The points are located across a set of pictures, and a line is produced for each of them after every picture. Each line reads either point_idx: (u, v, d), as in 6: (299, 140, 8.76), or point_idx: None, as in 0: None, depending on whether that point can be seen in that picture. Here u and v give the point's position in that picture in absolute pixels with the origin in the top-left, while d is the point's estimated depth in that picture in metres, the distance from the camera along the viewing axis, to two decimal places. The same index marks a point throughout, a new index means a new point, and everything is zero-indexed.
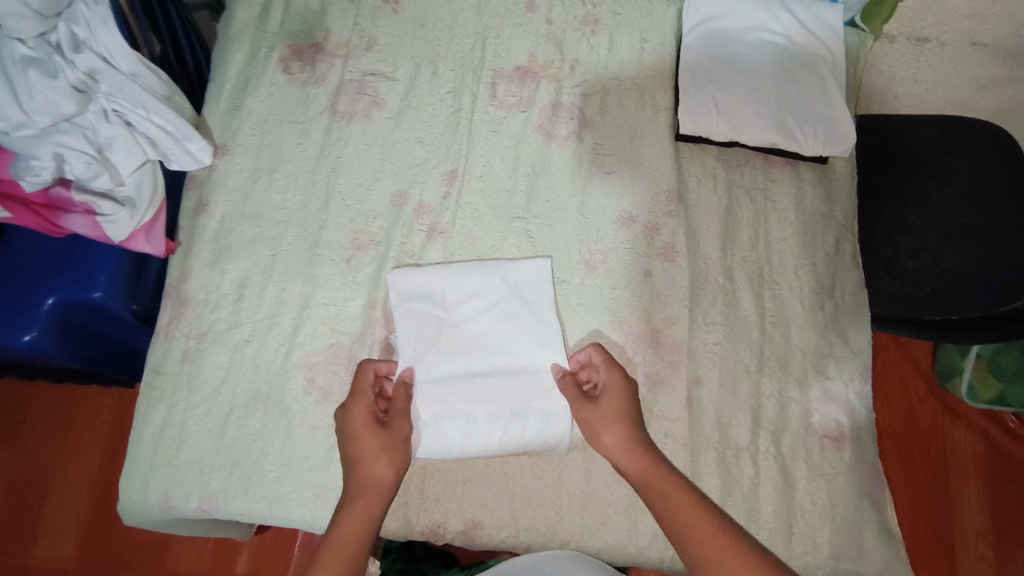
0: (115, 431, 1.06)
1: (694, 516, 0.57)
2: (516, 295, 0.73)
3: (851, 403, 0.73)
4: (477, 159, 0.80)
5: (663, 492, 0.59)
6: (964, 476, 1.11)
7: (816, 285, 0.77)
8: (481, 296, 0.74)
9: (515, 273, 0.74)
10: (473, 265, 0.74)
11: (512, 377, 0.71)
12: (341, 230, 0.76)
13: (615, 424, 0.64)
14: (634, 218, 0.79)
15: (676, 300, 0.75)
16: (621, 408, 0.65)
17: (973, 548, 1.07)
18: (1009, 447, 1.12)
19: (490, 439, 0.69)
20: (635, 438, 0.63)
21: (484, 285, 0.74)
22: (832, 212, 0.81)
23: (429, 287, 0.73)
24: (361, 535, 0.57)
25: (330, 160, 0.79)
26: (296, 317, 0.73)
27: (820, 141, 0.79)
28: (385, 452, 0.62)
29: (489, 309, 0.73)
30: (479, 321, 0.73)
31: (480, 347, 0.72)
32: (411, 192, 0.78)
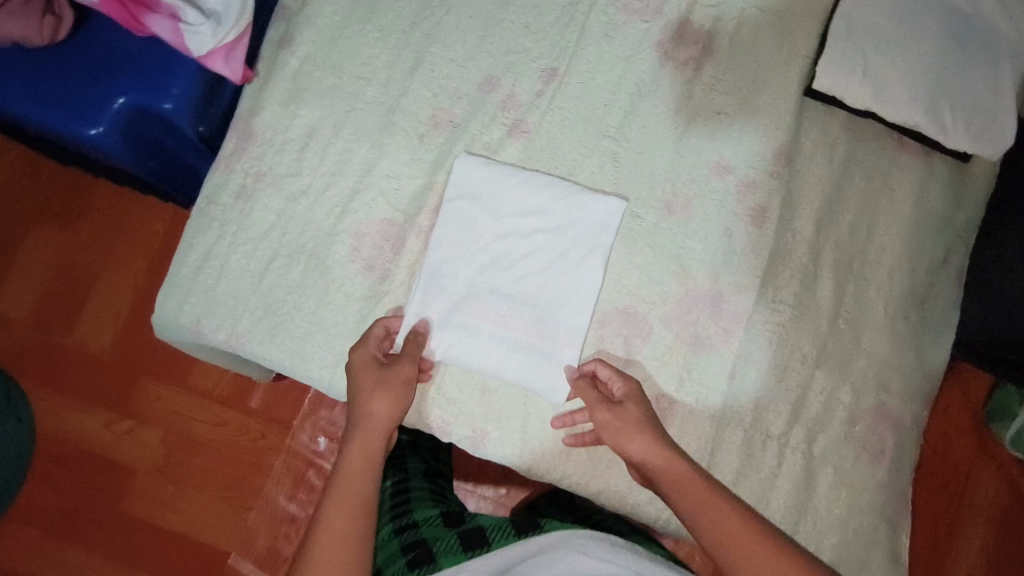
0: (165, 247, 1.09)
1: (726, 522, 0.54)
2: (575, 225, 0.69)
3: (901, 424, 0.69)
4: (581, 63, 0.73)
5: (688, 497, 0.56)
6: (976, 518, 1.00)
7: (906, 293, 0.71)
8: (535, 218, 0.69)
9: (581, 206, 0.69)
10: (538, 181, 0.69)
11: (538, 308, 0.67)
12: (421, 103, 0.72)
13: (637, 427, 0.61)
14: (732, 169, 0.72)
15: (751, 267, 0.70)
16: (641, 414, 0.62)
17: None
18: None
19: (491, 363, 0.66)
20: (663, 446, 0.60)
21: (546, 204, 0.69)
22: (951, 219, 0.73)
23: (491, 185, 0.69)
24: (364, 474, 0.58)
25: (427, 24, 0.73)
26: (356, 181, 0.70)
27: (969, 134, 0.69)
28: (378, 388, 0.61)
29: (538, 234, 0.69)
30: (526, 242, 0.69)
31: (515, 269, 0.68)
32: (503, 80, 0.72)
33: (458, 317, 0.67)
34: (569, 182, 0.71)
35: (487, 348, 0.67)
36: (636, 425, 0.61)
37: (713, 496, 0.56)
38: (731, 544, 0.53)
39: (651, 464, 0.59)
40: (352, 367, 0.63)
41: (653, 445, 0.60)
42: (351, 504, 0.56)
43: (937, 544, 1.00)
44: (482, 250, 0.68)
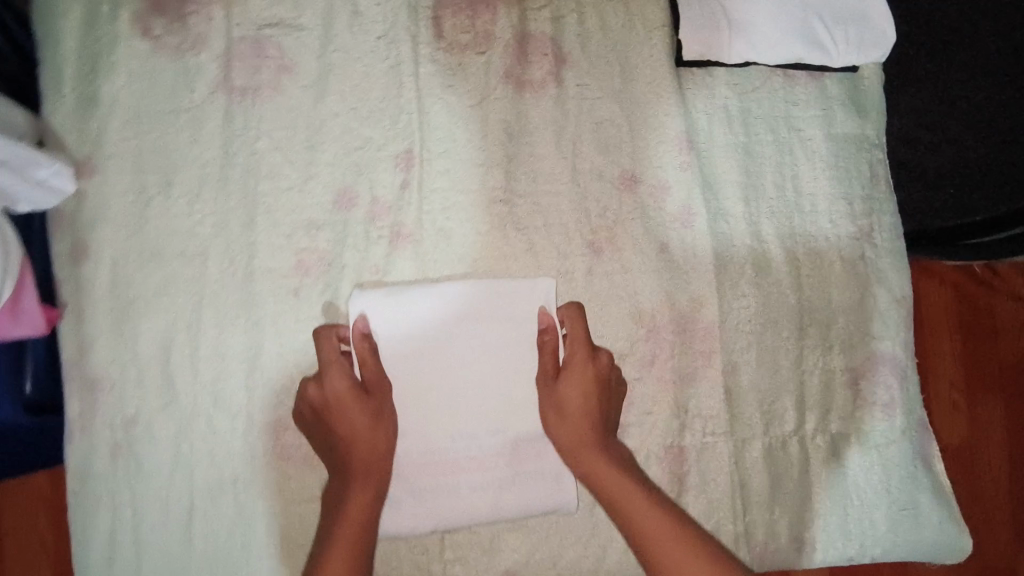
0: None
1: (641, 508, 0.54)
2: (513, 329, 0.60)
3: (899, 361, 0.67)
4: (435, 129, 0.62)
5: (602, 472, 0.56)
6: (937, 331, 0.99)
7: (854, 230, 0.67)
8: (471, 334, 0.60)
9: (514, 301, 0.60)
10: (461, 294, 0.60)
11: (513, 432, 0.60)
12: (277, 254, 0.59)
13: (583, 392, 0.58)
14: (640, 177, 0.64)
15: (701, 276, 0.64)
16: (593, 381, 0.58)
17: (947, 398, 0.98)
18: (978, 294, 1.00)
19: (482, 510, 0.59)
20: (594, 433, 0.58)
21: (472, 317, 0.60)
22: (863, 132, 0.68)
23: (409, 315, 0.59)
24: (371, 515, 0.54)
25: (241, 159, 0.59)
26: (248, 376, 0.58)
27: (853, 46, 0.64)
28: (374, 421, 0.55)
29: (480, 351, 0.60)
30: (473, 362, 0.60)
31: (469, 400, 0.59)
32: (359, 187, 0.61)
33: (429, 479, 0.59)
34: (492, 275, 0.61)
35: (474, 497, 0.59)
36: (565, 404, 0.58)
37: (620, 470, 0.57)
38: (628, 505, 0.55)
39: (572, 438, 0.58)
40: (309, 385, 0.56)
41: (589, 419, 0.58)
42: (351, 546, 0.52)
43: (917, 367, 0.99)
44: (425, 393, 0.59)
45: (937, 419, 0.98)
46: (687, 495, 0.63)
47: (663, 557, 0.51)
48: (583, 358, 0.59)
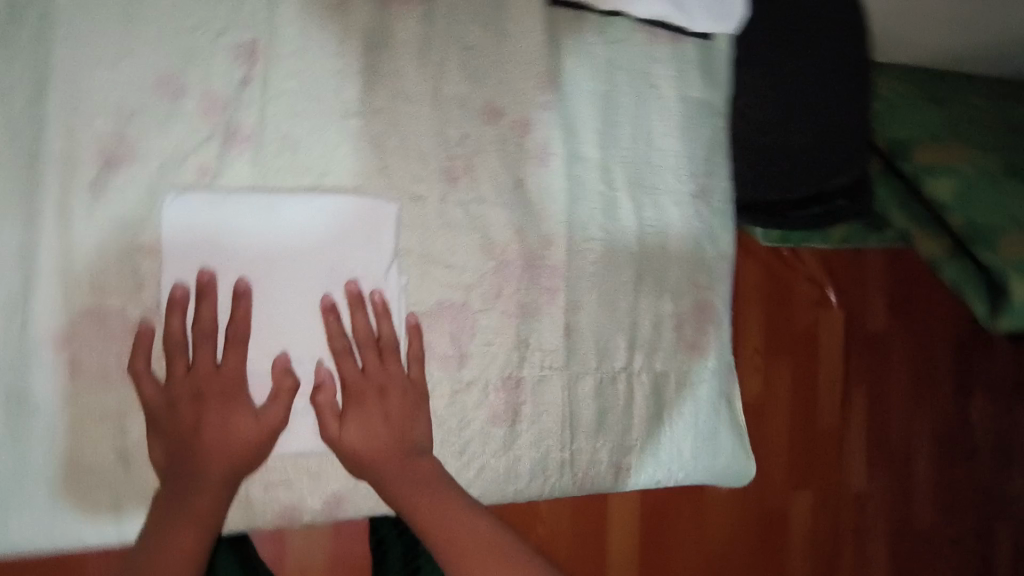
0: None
1: (410, 488, 0.56)
2: (346, 258, 0.57)
3: (718, 310, 0.73)
4: (286, 23, 0.56)
5: (373, 440, 0.56)
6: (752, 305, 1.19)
7: (695, 189, 0.71)
8: (312, 247, 0.55)
9: (355, 224, 0.56)
10: (305, 206, 0.55)
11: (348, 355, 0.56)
12: (75, 134, 0.50)
13: (366, 387, 0.56)
14: (502, 110, 0.63)
15: (552, 215, 0.65)
16: (386, 371, 0.57)
17: (751, 363, 1.20)
18: (783, 273, 1.20)
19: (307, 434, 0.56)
20: (382, 412, 0.56)
21: (303, 242, 0.55)
22: (713, 100, 0.72)
23: (242, 221, 0.53)
24: (220, 431, 0.52)
25: (32, 17, 0.49)
26: (23, 273, 0.49)
27: (708, 14, 0.67)
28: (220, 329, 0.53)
29: (320, 266, 0.56)
30: (300, 282, 0.55)
31: (303, 316, 0.55)
32: (188, 75, 0.53)
33: None
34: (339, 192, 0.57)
35: (298, 428, 0.56)
36: (373, 387, 0.56)
37: (398, 454, 0.56)
38: (400, 482, 0.56)
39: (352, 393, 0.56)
40: (186, 377, 0.52)
41: (375, 412, 0.56)
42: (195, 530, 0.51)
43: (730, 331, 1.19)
44: (253, 304, 0.54)
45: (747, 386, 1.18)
46: (520, 426, 0.64)
47: (446, 533, 0.54)
48: (372, 350, 0.57)
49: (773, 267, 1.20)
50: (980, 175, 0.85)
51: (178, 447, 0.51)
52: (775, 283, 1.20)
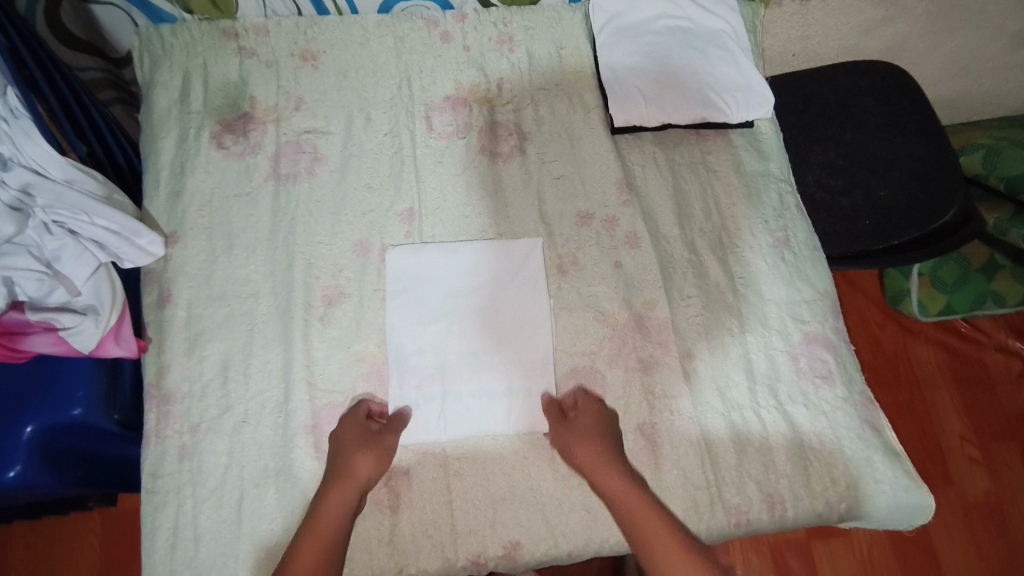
0: (121, 515, 1.05)
1: (654, 521, 0.64)
2: (499, 303, 0.76)
3: (832, 340, 0.78)
4: (429, 192, 0.81)
5: (596, 464, 0.67)
6: (933, 383, 1.26)
7: (773, 241, 0.82)
8: (478, 320, 0.75)
9: (502, 270, 0.78)
10: (474, 282, 0.77)
11: (465, 344, 0.75)
12: (310, 288, 0.76)
13: (586, 444, 0.68)
14: (592, 214, 0.81)
15: (650, 283, 0.78)
16: (582, 427, 0.69)
17: (962, 452, 1.21)
18: (964, 349, 1.28)
19: (482, 482, 0.70)
20: (607, 457, 0.67)
21: (469, 292, 0.77)
22: (768, 169, 0.86)
23: (425, 286, 0.76)
24: (342, 510, 0.65)
25: (285, 223, 0.79)
26: (285, 384, 0.72)
27: (743, 107, 0.85)
28: (365, 448, 0.68)
29: (481, 336, 0.75)
30: (472, 327, 0.75)
31: (477, 366, 0.74)
32: (372, 239, 0.79)
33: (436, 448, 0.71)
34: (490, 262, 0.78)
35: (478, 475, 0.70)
36: (590, 435, 0.69)
37: (632, 485, 0.66)
38: (648, 528, 0.63)
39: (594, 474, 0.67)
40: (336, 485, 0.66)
41: (595, 453, 0.68)
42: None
43: (913, 408, 1.25)
44: (421, 354, 0.74)
45: (951, 464, 1.20)
46: (663, 467, 0.71)
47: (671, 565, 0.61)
48: (584, 429, 0.69)
49: (945, 341, 1.29)
50: None
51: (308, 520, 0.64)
52: (956, 360, 1.28)
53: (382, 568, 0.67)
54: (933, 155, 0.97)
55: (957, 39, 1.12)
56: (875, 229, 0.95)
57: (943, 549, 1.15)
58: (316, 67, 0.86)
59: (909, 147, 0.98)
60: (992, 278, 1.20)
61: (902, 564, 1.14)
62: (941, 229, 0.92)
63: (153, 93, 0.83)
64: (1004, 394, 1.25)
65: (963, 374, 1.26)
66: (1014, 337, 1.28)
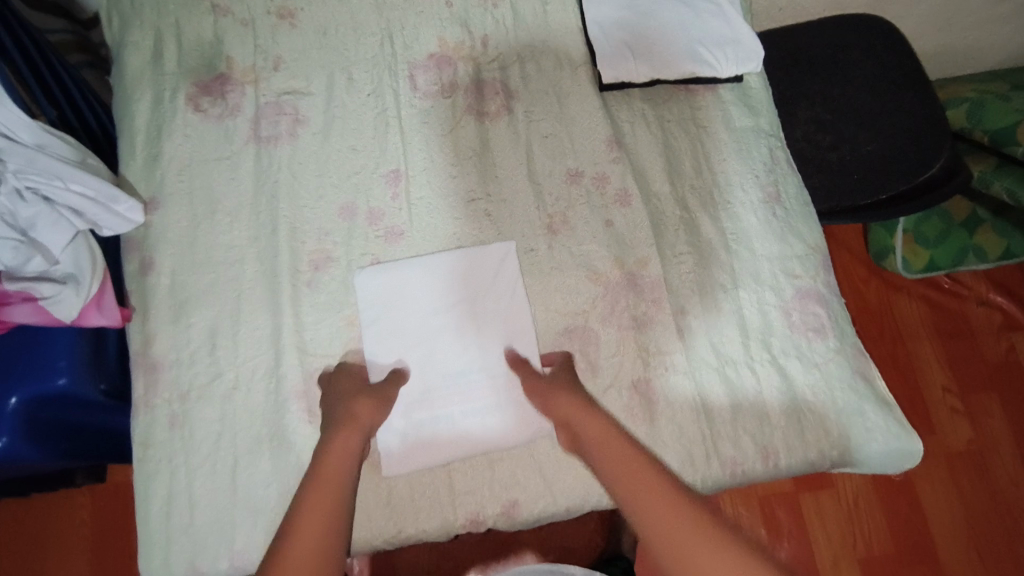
0: (112, 491, 1.04)
1: (620, 452, 0.58)
2: (479, 296, 0.74)
3: (823, 293, 0.78)
4: (415, 153, 0.79)
5: (573, 410, 0.64)
6: (916, 338, 1.28)
7: (764, 196, 0.81)
8: (459, 313, 0.73)
9: (480, 262, 0.75)
10: (452, 284, 0.74)
11: (448, 338, 0.73)
12: (297, 253, 0.75)
13: (563, 386, 0.68)
14: (582, 172, 0.80)
15: (642, 240, 0.78)
16: (557, 376, 0.69)
17: (944, 404, 1.24)
18: (947, 304, 1.30)
19: (475, 443, 0.70)
20: (583, 402, 0.65)
21: (447, 287, 0.74)
22: (758, 124, 0.85)
23: (404, 283, 0.74)
24: (348, 459, 0.59)
25: (268, 188, 0.77)
26: (275, 350, 0.71)
27: (732, 61, 0.83)
28: (365, 397, 0.67)
29: (464, 331, 0.73)
30: (454, 321, 0.73)
31: (460, 360, 0.72)
32: (358, 202, 0.77)
33: (427, 426, 0.70)
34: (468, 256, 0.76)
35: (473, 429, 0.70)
36: (562, 383, 0.68)
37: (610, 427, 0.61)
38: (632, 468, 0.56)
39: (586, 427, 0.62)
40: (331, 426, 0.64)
41: (570, 399, 0.66)
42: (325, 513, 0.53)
43: (897, 363, 1.27)
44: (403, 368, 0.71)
45: (933, 416, 1.23)
46: (658, 423, 0.72)
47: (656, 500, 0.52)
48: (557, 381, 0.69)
49: (929, 297, 1.30)
50: None
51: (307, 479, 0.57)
52: (939, 314, 1.29)
53: (381, 529, 0.67)
54: (920, 109, 0.96)
55: None
56: (863, 184, 0.95)
57: (926, 497, 1.18)
58: (293, 25, 0.82)
59: (899, 100, 0.97)
60: (974, 232, 1.21)
61: (886, 512, 1.17)
62: (928, 184, 0.92)
63: (124, 54, 0.80)
64: (985, 346, 1.27)
65: (945, 329, 1.28)
66: (991, 290, 1.30)
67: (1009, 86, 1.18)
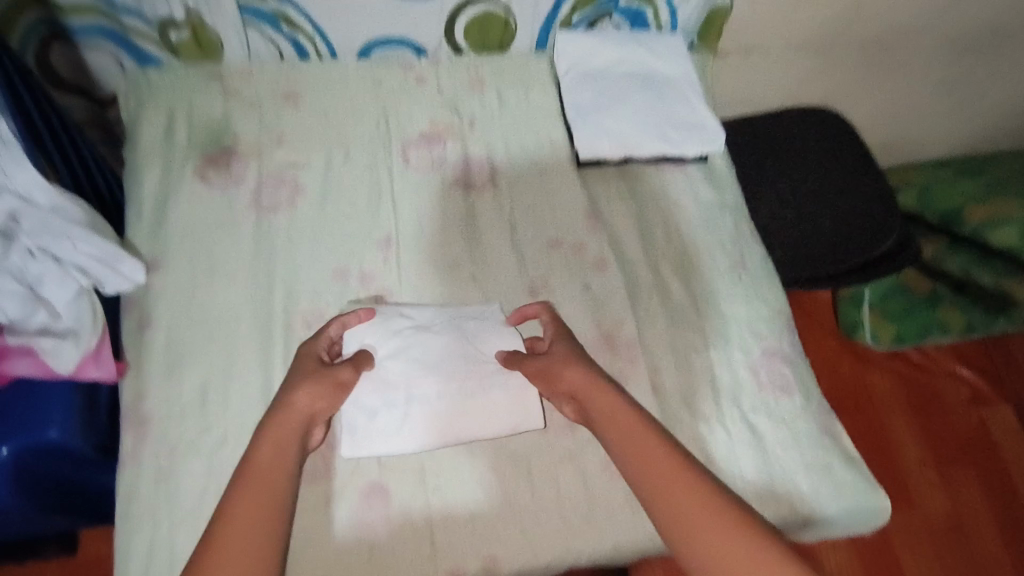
0: (82, 562, 1.01)
1: (624, 418, 0.64)
2: (462, 353, 0.77)
3: (788, 354, 0.83)
4: (406, 220, 0.85)
5: (574, 381, 0.69)
6: (890, 409, 1.32)
7: (730, 263, 0.88)
8: (448, 364, 0.76)
9: (462, 322, 0.78)
10: (439, 337, 0.77)
11: (433, 387, 0.75)
12: (290, 312, 0.78)
13: (568, 361, 0.71)
14: (562, 240, 0.86)
15: (618, 302, 0.83)
16: (555, 352, 0.73)
17: (921, 475, 1.26)
18: (917, 376, 1.35)
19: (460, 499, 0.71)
20: (588, 370, 0.70)
21: (439, 340, 0.77)
22: (722, 199, 0.93)
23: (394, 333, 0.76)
24: (281, 450, 0.61)
25: (266, 251, 0.81)
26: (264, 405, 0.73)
27: (697, 141, 0.92)
28: (311, 380, 0.68)
29: (449, 383, 0.75)
30: (440, 374, 0.76)
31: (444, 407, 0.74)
32: (351, 265, 0.82)
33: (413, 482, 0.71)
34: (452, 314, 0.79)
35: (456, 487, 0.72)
36: (567, 356, 0.72)
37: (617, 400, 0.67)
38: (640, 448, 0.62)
39: (600, 412, 0.66)
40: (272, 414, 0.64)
41: (579, 373, 0.69)
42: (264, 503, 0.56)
43: (873, 434, 1.30)
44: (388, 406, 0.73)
45: (912, 487, 1.25)
46: None
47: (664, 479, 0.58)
48: (558, 355, 0.72)
49: (899, 368, 1.35)
50: None
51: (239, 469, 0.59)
52: (910, 386, 1.34)
53: None
54: (870, 189, 1.06)
55: (887, 88, 1.23)
56: (824, 256, 1.02)
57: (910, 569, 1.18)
58: (297, 106, 0.90)
59: (852, 183, 1.07)
60: (936, 307, 1.30)
61: None
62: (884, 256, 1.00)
63: (138, 129, 0.86)
64: (955, 418, 1.32)
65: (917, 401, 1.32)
66: (957, 363, 1.36)
67: (951, 173, 1.30)
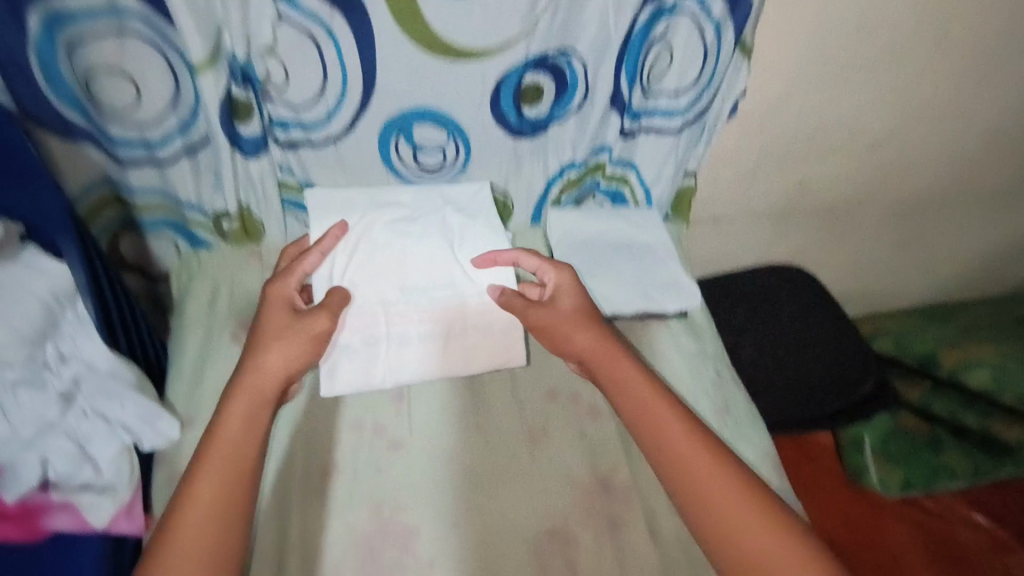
0: None
1: (639, 389, 0.81)
2: (445, 341, 0.92)
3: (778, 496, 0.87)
4: None
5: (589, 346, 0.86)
6: (910, 561, 1.30)
7: (716, 409, 0.95)
8: (434, 343, 0.92)
9: (465, 359, 0.92)
10: (438, 331, 0.92)
11: (412, 340, 0.91)
12: (308, 464, 0.84)
13: (578, 323, 0.87)
14: (559, 390, 0.95)
15: (613, 448, 0.89)
16: (565, 305, 0.89)
17: None
18: (932, 525, 1.34)
19: None
20: (600, 335, 0.86)
21: (421, 326, 0.92)
22: (703, 349, 1.02)
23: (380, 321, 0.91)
24: (241, 432, 0.73)
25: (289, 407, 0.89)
26: (279, 557, 0.77)
27: (675, 301, 1.04)
28: (279, 338, 0.80)
29: (431, 362, 0.91)
30: (414, 328, 0.92)
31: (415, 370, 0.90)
32: (366, 418, 0.89)
33: None
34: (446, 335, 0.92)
35: None
36: (577, 316, 0.88)
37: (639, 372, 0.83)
38: (654, 415, 0.79)
39: (614, 387, 0.83)
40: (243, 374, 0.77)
41: (597, 343, 0.86)
42: (221, 508, 0.68)
43: None
44: (354, 340, 0.89)
45: None
46: None
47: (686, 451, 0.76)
48: (568, 305, 0.89)
49: (913, 516, 1.35)
50: (1005, 362, 1.28)
51: (203, 449, 0.72)
52: (927, 536, 1.33)
53: None
54: (843, 340, 1.15)
55: (847, 246, 1.38)
56: None
57: None
58: None
59: (830, 332, 1.17)
60: (940, 451, 1.33)
61: None
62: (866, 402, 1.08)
63: (185, 302, 0.99)
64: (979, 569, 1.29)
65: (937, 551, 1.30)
66: (973, 509, 1.36)
67: (921, 320, 1.42)
